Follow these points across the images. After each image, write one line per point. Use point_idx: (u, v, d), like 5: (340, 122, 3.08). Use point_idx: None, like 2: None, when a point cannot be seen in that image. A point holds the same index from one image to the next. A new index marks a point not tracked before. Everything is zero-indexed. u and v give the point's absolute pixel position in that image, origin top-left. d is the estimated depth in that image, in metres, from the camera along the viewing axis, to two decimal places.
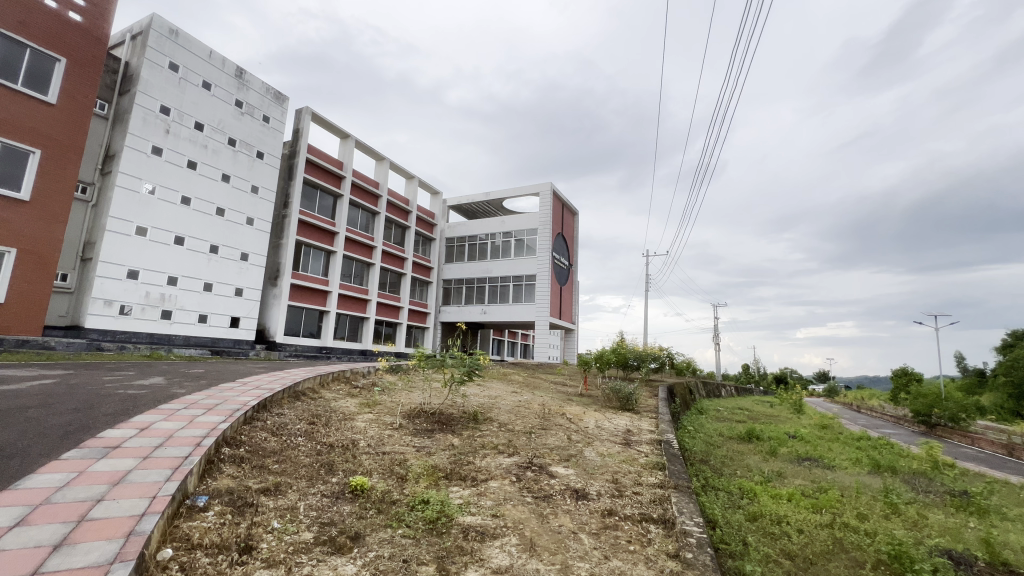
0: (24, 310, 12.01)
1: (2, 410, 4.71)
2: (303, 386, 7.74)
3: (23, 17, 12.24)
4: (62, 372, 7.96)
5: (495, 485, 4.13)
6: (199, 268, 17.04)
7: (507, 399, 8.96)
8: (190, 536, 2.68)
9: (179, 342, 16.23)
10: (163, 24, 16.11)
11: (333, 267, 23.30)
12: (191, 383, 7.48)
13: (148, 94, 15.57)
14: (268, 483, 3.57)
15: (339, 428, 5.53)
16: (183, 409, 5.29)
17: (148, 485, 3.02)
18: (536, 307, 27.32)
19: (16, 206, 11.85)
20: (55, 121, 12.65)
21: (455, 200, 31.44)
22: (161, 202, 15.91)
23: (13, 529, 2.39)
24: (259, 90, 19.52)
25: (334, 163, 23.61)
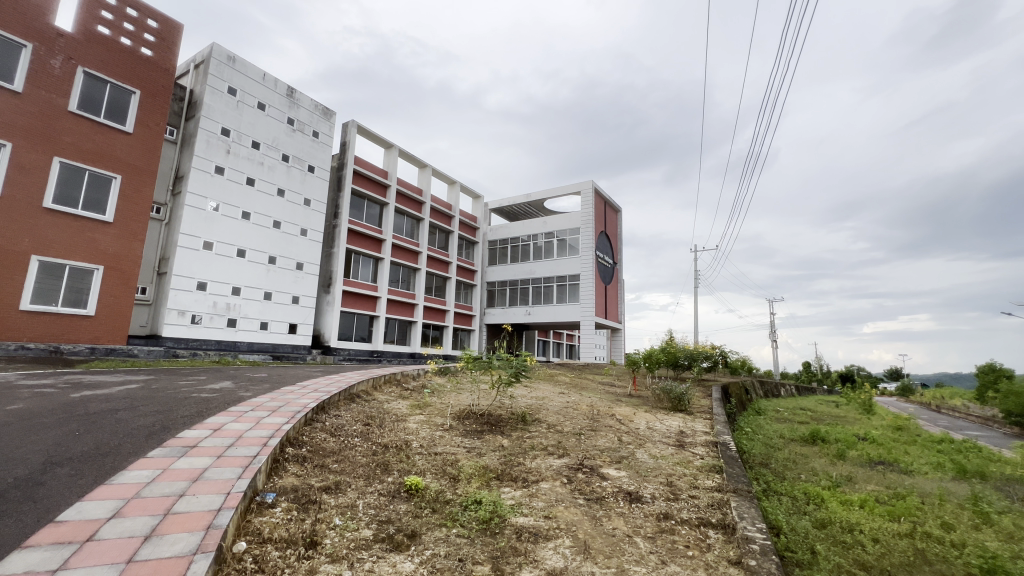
0: (111, 321, 13.21)
1: (98, 412, 5.22)
2: (357, 389, 8.05)
3: (102, 55, 13.49)
4: (144, 377, 8.71)
5: (547, 486, 4.12)
6: (259, 278, 18.11)
7: (555, 401, 8.95)
8: (260, 531, 2.85)
9: (243, 348, 17.31)
10: (222, 52, 17.28)
11: (382, 273, 24.10)
12: (256, 387, 7.97)
13: (210, 118, 16.75)
14: (329, 482, 3.74)
15: (393, 429, 5.70)
16: (249, 411, 5.66)
17: (223, 482, 3.24)
18: (580, 307, 27.02)
19: (102, 228, 13.08)
20: (132, 148, 13.87)
21: (496, 203, 31.71)
22: (225, 218, 17.06)
23: (109, 520, 2.63)
24: (309, 107, 20.52)
25: (380, 173, 24.44)
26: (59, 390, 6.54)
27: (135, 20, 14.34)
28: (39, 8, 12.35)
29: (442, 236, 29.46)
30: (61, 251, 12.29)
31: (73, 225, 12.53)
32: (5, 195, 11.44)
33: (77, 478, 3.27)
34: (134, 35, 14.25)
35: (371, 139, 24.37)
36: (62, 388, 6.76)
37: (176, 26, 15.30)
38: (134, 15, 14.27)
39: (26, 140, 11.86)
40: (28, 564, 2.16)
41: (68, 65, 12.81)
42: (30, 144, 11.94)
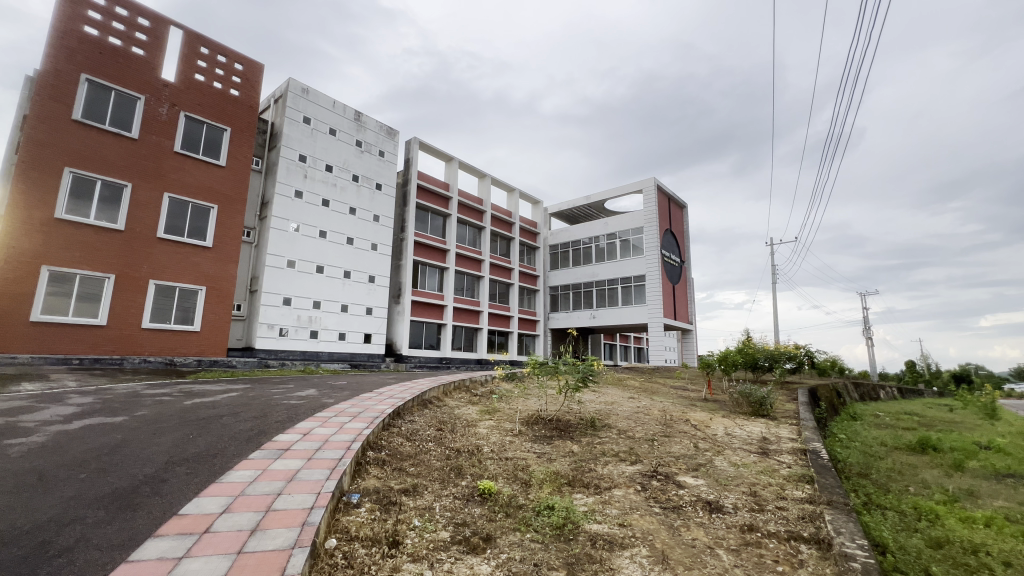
0: (213, 336, 14.72)
1: (206, 417, 5.85)
2: (429, 395, 8.36)
3: (199, 99, 15.18)
4: (243, 386, 9.61)
5: (620, 493, 4.03)
6: (337, 292, 19.36)
7: (625, 406, 8.71)
8: (348, 529, 3.05)
9: (325, 357, 18.59)
10: (297, 85, 18.80)
11: (447, 282, 24.86)
12: (338, 394, 8.50)
13: (289, 146, 18.26)
14: (407, 485, 3.92)
15: (464, 434, 5.85)
16: (333, 416, 6.06)
17: (314, 483, 3.51)
18: (648, 309, 26.12)
19: (203, 253, 14.66)
20: (225, 180, 15.45)
21: (555, 207, 31.67)
22: (305, 237, 18.46)
23: (221, 515, 2.93)
24: (375, 129, 21.73)
25: (442, 186, 25.30)
26: (175, 398, 7.39)
27: (224, 64, 15.97)
28: (148, 64, 14.15)
29: (504, 244, 29.88)
30: (172, 275, 13.92)
31: (181, 252, 14.17)
32: (127, 229, 13.18)
33: (193, 476, 3.69)
34: (224, 79, 15.88)
35: (432, 154, 25.31)
36: (177, 397, 7.63)
37: (257, 66, 16.84)
38: (223, 61, 15.91)
39: (141, 180, 13.58)
40: (160, 551, 2.46)
41: (172, 111, 14.54)
42: (145, 183, 13.66)
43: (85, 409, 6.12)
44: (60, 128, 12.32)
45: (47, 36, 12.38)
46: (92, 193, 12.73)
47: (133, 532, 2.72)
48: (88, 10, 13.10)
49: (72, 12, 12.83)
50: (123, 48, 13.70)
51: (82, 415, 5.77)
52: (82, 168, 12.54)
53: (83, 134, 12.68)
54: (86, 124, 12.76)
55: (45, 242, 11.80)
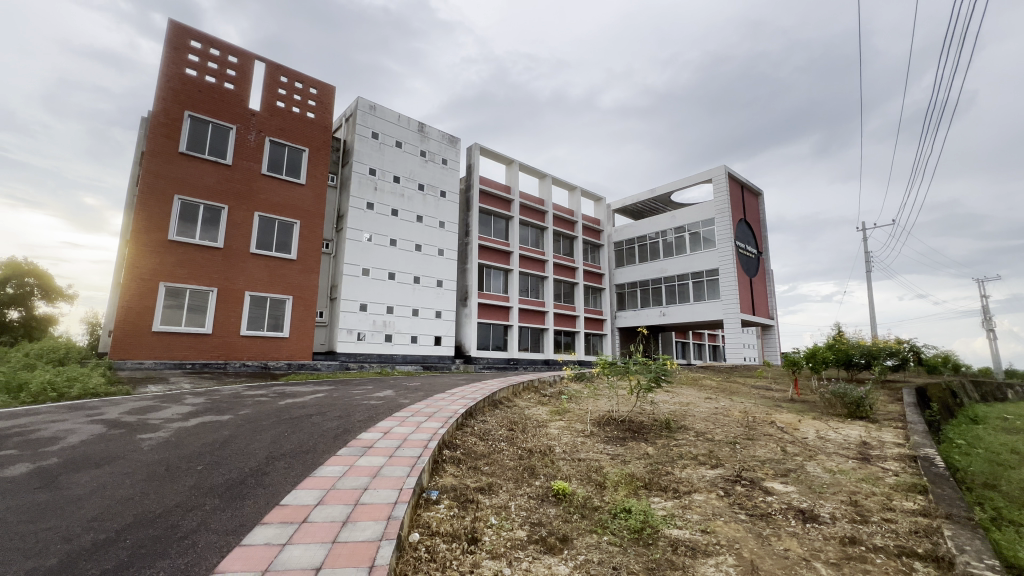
0: (300, 341, 15.96)
1: (298, 416, 6.37)
2: (499, 396, 8.49)
3: (281, 124, 16.56)
4: (328, 388, 10.33)
5: (701, 498, 3.85)
6: (408, 296, 20.25)
7: (702, 407, 8.30)
8: (429, 524, 3.17)
9: (399, 359, 19.51)
10: (365, 103, 19.90)
11: (512, 284, 25.14)
12: (413, 395, 8.88)
13: (360, 162, 19.38)
14: (483, 483, 4.00)
15: (535, 434, 5.88)
16: (410, 416, 6.33)
17: (396, 479, 3.70)
18: (723, 304, 24.66)
19: (289, 265, 15.95)
20: (305, 197, 16.71)
21: (619, 203, 30.93)
22: (377, 246, 19.50)
23: (316, 506, 3.18)
24: (437, 138, 22.45)
25: (503, 189, 25.63)
26: (270, 399, 8.12)
27: (301, 90, 17.28)
28: (238, 96, 15.66)
29: (567, 243, 29.67)
30: (263, 286, 15.29)
31: (270, 265, 15.52)
32: (225, 246, 14.67)
33: (290, 470, 4.02)
34: (301, 103, 17.19)
35: (493, 159, 25.70)
36: (272, 397, 8.38)
37: (330, 88, 18.03)
38: (300, 87, 17.22)
39: (236, 202, 15.07)
40: (267, 537, 2.71)
41: (259, 137, 15.98)
42: (239, 204, 15.13)
43: (199, 409, 6.91)
44: (169, 160, 13.99)
45: (157, 80, 14.11)
46: (196, 216, 14.31)
47: (243, 519, 3.03)
48: (188, 54, 14.74)
49: (175, 57, 14.51)
50: (217, 84, 15.27)
51: (196, 414, 6.51)
52: (187, 194, 14.14)
53: (187, 164, 14.29)
54: (189, 155, 14.37)
55: (161, 261, 13.44)
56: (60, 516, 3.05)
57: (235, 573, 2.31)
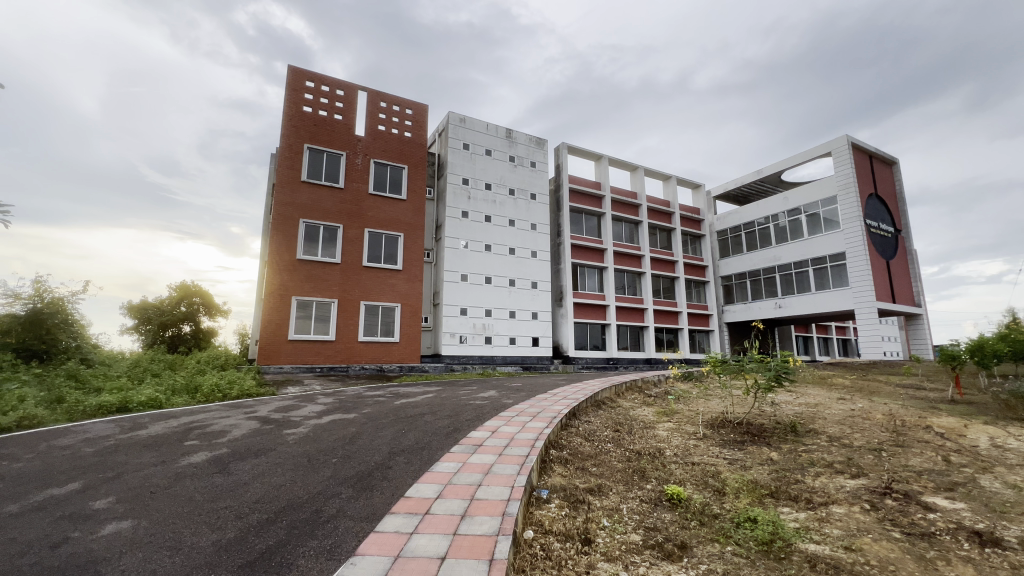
0: (409, 345, 17.14)
1: (413, 415, 6.86)
2: (602, 396, 8.37)
3: (383, 146, 18.00)
4: (437, 389, 10.98)
5: (841, 511, 3.42)
6: (504, 299, 20.79)
7: (834, 408, 7.40)
8: (542, 523, 3.22)
9: (499, 361, 20.10)
10: (456, 117, 20.86)
11: (608, 282, 24.58)
12: (516, 395, 9.08)
13: (454, 173, 20.37)
14: (592, 484, 3.97)
15: (642, 436, 5.69)
16: (515, 416, 6.50)
17: (507, 476, 3.81)
18: (853, 293, 21.70)
19: (396, 275, 17.26)
20: (407, 211, 17.96)
21: (720, 189, 28.77)
22: (473, 252, 20.31)
23: (437, 499, 3.41)
24: (525, 142, 22.76)
25: (593, 186, 25.19)
26: (388, 399, 8.85)
27: (398, 112, 18.59)
28: (345, 125, 17.33)
29: (664, 236, 28.30)
30: (375, 295, 16.73)
31: (380, 276, 16.94)
32: (342, 261, 16.32)
33: (410, 465, 4.35)
34: (399, 124, 18.51)
35: (581, 156, 25.40)
36: (389, 397, 9.14)
37: (423, 107, 19.16)
38: (397, 109, 18.54)
39: (348, 220, 16.69)
40: (396, 525, 2.96)
41: (365, 160, 17.53)
42: (351, 222, 16.74)
43: (330, 407, 7.77)
44: (294, 189, 15.92)
45: (281, 120, 16.15)
46: (318, 236, 16.11)
47: (374, 508, 3.35)
48: (304, 93, 16.66)
49: (295, 98, 16.47)
50: (328, 117, 17.05)
51: (328, 412, 7.32)
52: (310, 217, 15.99)
53: (308, 190, 16.16)
54: (310, 183, 16.23)
55: (292, 278, 15.35)
56: (233, 497, 3.62)
57: (372, 556, 2.55)
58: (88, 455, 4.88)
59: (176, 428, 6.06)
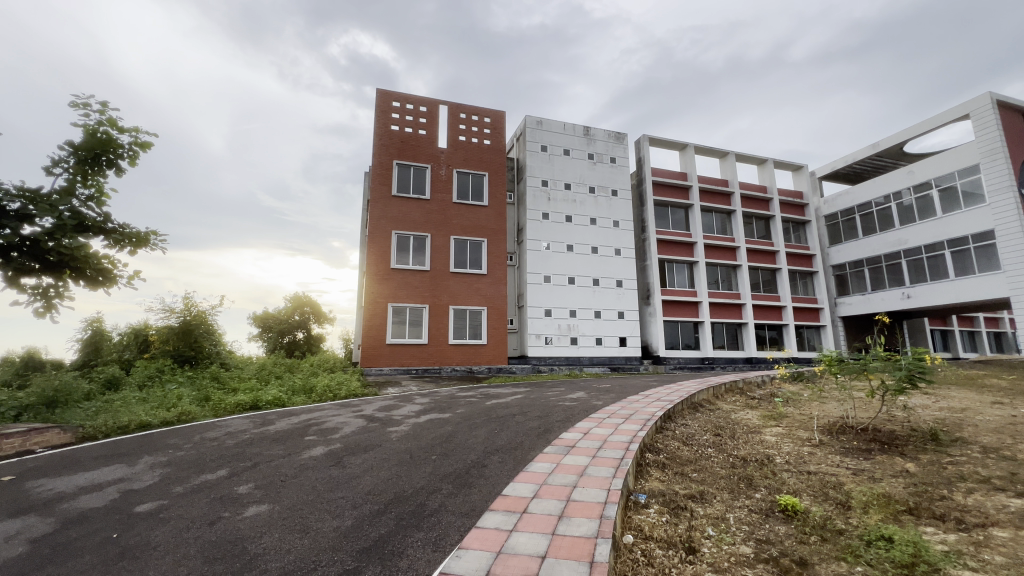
0: (496, 347, 17.58)
1: (504, 415, 7.02)
2: (698, 398, 7.92)
3: (464, 156, 18.68)
4: (525, 390, 11.14)
5: (1006, 536, 2.89)
6: (589, 299, 20.51)
7: (987, 414, 6.31)
8: (642, 528, 3.13)
9: (586, 362, 19.86)
10: (532, 120, 21.03)
11: (700, 277, 23.20)
12: (605, 397, 8.94)
13: (533, 176, 20.57)
14: (694, 491, 3.77)
15: (747, 441, 5.29)
16: (606, 418, 6.38)
17: (602, 479, 3.74)
18: (1007, 277, 18.34)
19: (481, 279, 17.81)
20: (489, 216, 18.45)
21: (827, 168, 25.87)
22: (556, 253, 20.33)
23: (533, 499, 3.45)
24: (604, 137, 22.28)
25: (679, 176, 23.94)
26: (479, 400, 9.17)
27: (477, 121, 19.15)
28: (429, 139, 18.24)
29: (762, 225, 26.07)
30: (463, 300, 17.40)
31: (467, 281, 17.59)
32: (431, 268, 17.20)
33: (504, 464, 4.47)
34: (478, 133, 19.07)
35: (664, 146, 24.29)
36: (480, 398, 9.45)
37: (501, 113, 19.52)
38: (476, 118, 19.10)
39: (435, 229, 17.55)
40: (496, 522, 3.05)
41: (448, 170, 18.32)
42: (438, 231, 17.59)
43: (427, 407, 8.23)
44: (386, 203, 17.10)
45: (372, 140, 17.43)
46: (409, 246, 17.13)
47: (473, 504, 3.48)
48: (391, 113, 17.83)
49: (384, 118, 17.68)
50: (413, 133, 18.07)
51: (425, 412, 7.76)
52: (401, 228, 17.07)
53: (398, 204, 17.26)
54: (400, 197, 17.33)
55: (388, 286, 16.50)
56: (348, 488, 3.98)
57: (475, 551, 2.65)
58: (231, 446, 5.66)
59: (298, 425, 6.81)
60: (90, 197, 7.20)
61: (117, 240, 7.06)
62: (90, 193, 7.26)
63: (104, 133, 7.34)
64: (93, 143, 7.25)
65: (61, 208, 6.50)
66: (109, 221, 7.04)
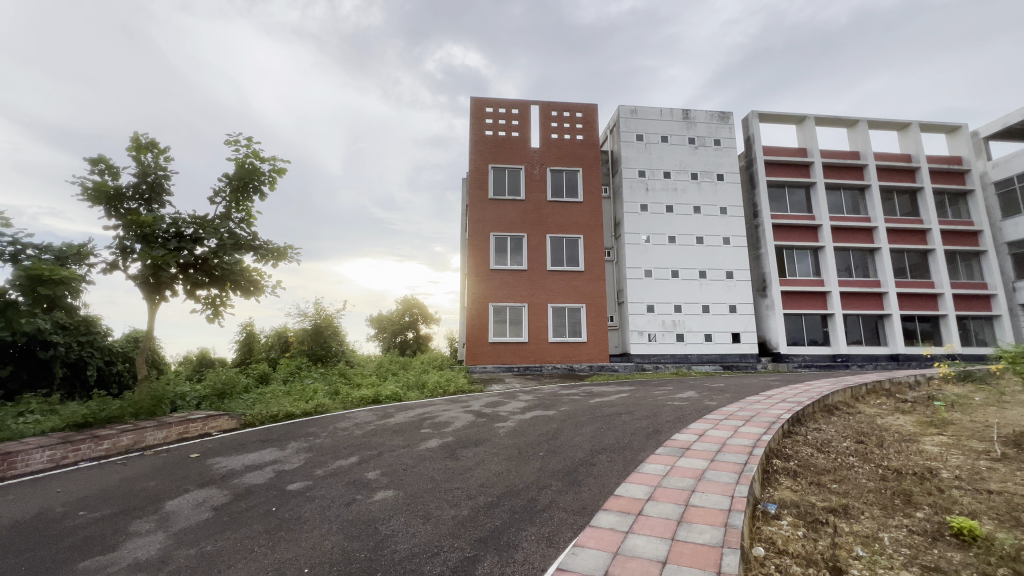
0: (597, 344, 17.29)
1: (610, 414, 6.88)
2: (833, 399, 7.04)
3: (557, 153, 18.64)
4: (630, 388, 10.80)
5: None
6: (696, 293, 19.28)
7: None
8: (774, 540, 2.86)
9: (694, 360, 18.69)
10: (626, 109, 20.33)
11: (827, 264, 20.58)
12: (719, 397, 8.31)
13: (629, 167, 19.90)
14: (835, 504, 3.36)
15: (901, 451, 4.57)
16: (724, 419, 5.94)
17: (725, 485, 3.49)
18: None
19: (579, 275, 17.65)
20: (585, 212, 18.20)
21: (996, 124, 21.37)
22: (656, 246, 19.44)
23: (649, 501, 3.33)
24: (706, 119, 20.73)
25: (797, 153, 21.45)
26: (583, 397, 9.08)
27: (569, 117, 18.96)
28: (522, 140, 18.50)
29: (907, 200, 22.34)
30: (561, 297, 17.41)
31: (564, 278, 17.56)
32: (529, 267, 17.47)
33: (614, 464, 4.37)
34: (571, 129, 18.90)
35: (777, 121, 21.95)
36: (583, 396, 9.35)
37: (593, 106, 19.11)
38: (568, 114, 18.92)
39: (531, 229, 17.79)
40: (610, 522, 2.99)
41: (542, 170, 18.43)
42: (534, 230, 17.80)
43: (531, 404, 8.36)
44: (484, 207, 17.73)
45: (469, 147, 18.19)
46: (507, 246, 17.58)
47: (585, 503, 3.46)
48: (485, 119, 18.42)
49: (478, 125, 18.34)
50: (507, 136, 18.49)
51: (529, 408, 7.88)
52: (498, 230, 17.58)
53: (495, 206, 17.80)
54: (496, 199, 17.85)
55: (488, 287, 17.09)
56: (463, 480, 4.19)
57: (591, 550, 2.63)
58: (359, 435, 6.29)
59: (415, 418, 7.33)
60: (242, 219, 8.49)
61: (263, 255, 8.22)
62: (242, 217, 8.54)
63: (250, 164, 8.58)
64: (243, 174, 8.52)
65: (222, 230, 7.74)
66: (257, 239, 8.23)
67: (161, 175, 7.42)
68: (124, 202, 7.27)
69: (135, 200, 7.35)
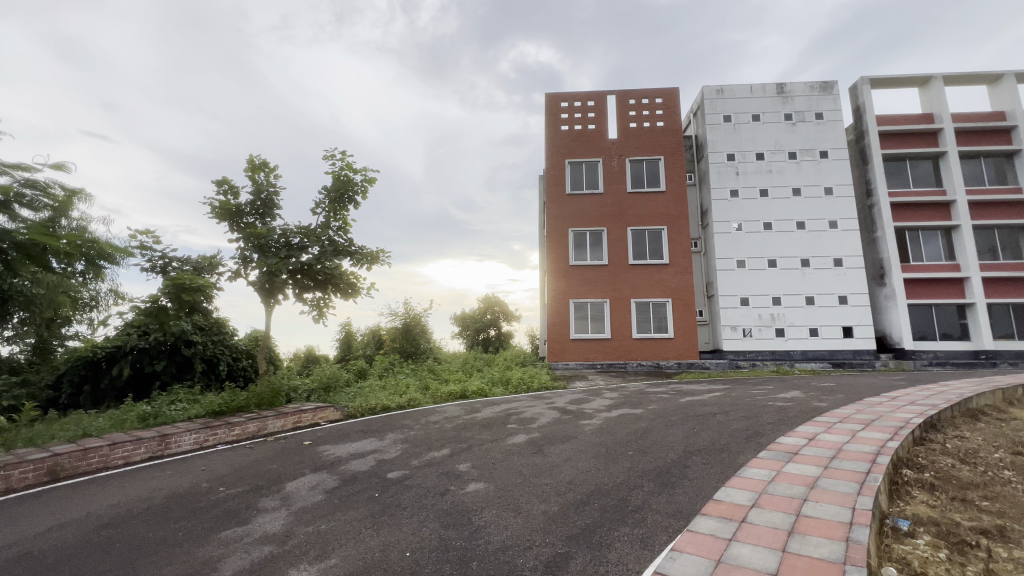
0: (685, 340, 16.44)
1: (704, 414, 6.51)
2: (978, 403, 6.05)
3: (636, 142, 17.98)
4: (724, 387, 10.12)
5: None
6: (798, 283, 17.58)
7: None
8: (909, 561, 2.53)
9: (798, 357, 17.07)
10: (711, 90, 19.09)
11: (964, 246, 17.70)
12: (831, 397, 7.51)
13: (716, 151, 18.68)
14: (987, 524, 2.88)
15: None
16: (838, 423, 5.35)
17: (844, 495, 3.14)
18: None
19: (664, 269, 16.90)
20: (668, 201, 17.37)
21: None
22: (750, 234, 18.04)
23: (753, 508, 3.10)
24: (805, 91, 18.79)
25: (921, 119, 18.70)
26: (672, 396, 8.69)
27: (649, 104, 18.19)
28: (599, 132, 18.10)
29: None
30: (645, 292, 16.80)
31: (647, 272, 16.92)
32: (610, 262, 17.08)
33: (710, 467, 4.13)
34: (650, 116, 18.11)
35: (894, 85, 19.28)
36: (672, 394, 8.95)
37: (674, 90, 18.15)
38: (647, 101, 18.18)
39: (610, 222, 17.38)
40: (711, 528, 2.84)
41: (621, 161, 17.89)
42: (614, 223, 17.36)
43: (617, 402, 8.16)
44: (562, 203, 17.65)
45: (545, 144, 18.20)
46: (586, 242, 17.34)
47: (680, 506, 3.31)
48: (561, 114, 18.31)
49: (554, 121, 18.27)
50: (583, 129, 18.21)
51: (615, 407, 7.71)
52: (577, 225, 17.41)
53: (573, 202, 17.63)
54: (574, 194, 17.68)
55: (568, 283, 17.00)
56: (551, 476, 4.21)
57: (690, 555, 2.52)
58: (450, 429, 6.58)
59: (500, 414, 7.50)
60: (339, 227, 9.26)
61: (359, 259, 8.89)
62: (339, 225, 9.32)
63: (346, 176, 9.31)
64: (339, 186, 9.28)
65: (323, 238, 8.51)
66: (353, 245, 8.92)
67: (272, 191, 8.32)
68: (244, 217, 8.26)
69: (252, 215, 8.30)
